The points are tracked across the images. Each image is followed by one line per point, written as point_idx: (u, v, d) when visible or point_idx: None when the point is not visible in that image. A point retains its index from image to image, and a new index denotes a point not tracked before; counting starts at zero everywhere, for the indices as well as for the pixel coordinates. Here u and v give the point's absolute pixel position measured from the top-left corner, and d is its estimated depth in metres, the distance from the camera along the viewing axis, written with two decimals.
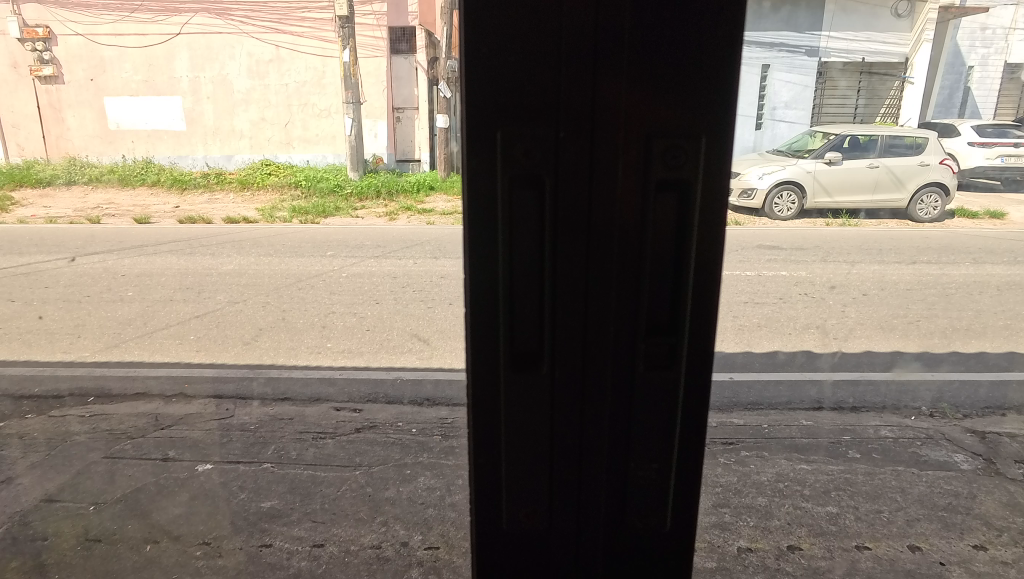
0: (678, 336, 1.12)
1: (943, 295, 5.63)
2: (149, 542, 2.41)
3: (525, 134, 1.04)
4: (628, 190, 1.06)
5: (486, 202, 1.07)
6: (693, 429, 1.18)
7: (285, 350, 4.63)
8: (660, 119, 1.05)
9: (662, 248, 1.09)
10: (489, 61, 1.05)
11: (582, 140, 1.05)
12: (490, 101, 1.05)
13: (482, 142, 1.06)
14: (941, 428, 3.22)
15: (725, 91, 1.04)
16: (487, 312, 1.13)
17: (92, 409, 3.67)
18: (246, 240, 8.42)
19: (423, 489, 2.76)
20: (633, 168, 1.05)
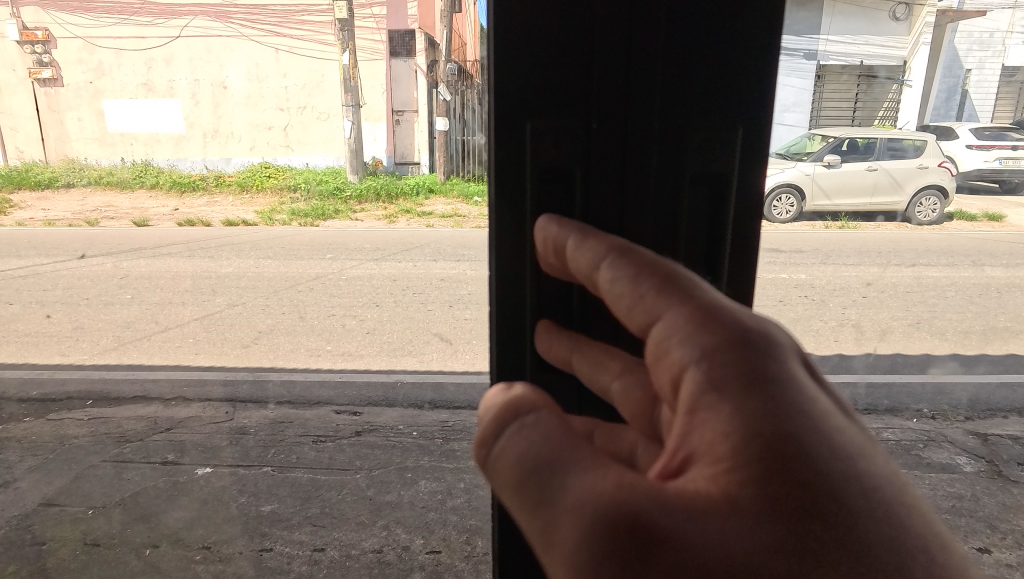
0: None
1: (943, 297, 5.67)
2: (148, 546, 2.39)
3: (555, 125, 0.93)
4: (660, 186, 0.96)
5: (509, 201, 0.97)
6: None
7: (286, 352, 4.63)
8: (699, 109, 0.95)
9: (695, 242, 1.01)
10: (516, 45, 0.92)
11: (614, 133, 0.93)
12: (515, 91, 0.93)
13: (509, 134, 0.94)
14: (944, 430, 3.42)
15: (763, 82, 0.94)
16: (512, 309, 1.03)
17: (91, 412, 3.66)
18: (246, 243, 8.41)
19: (424, 493, 2.74)
20: (667, 163, 0.96)
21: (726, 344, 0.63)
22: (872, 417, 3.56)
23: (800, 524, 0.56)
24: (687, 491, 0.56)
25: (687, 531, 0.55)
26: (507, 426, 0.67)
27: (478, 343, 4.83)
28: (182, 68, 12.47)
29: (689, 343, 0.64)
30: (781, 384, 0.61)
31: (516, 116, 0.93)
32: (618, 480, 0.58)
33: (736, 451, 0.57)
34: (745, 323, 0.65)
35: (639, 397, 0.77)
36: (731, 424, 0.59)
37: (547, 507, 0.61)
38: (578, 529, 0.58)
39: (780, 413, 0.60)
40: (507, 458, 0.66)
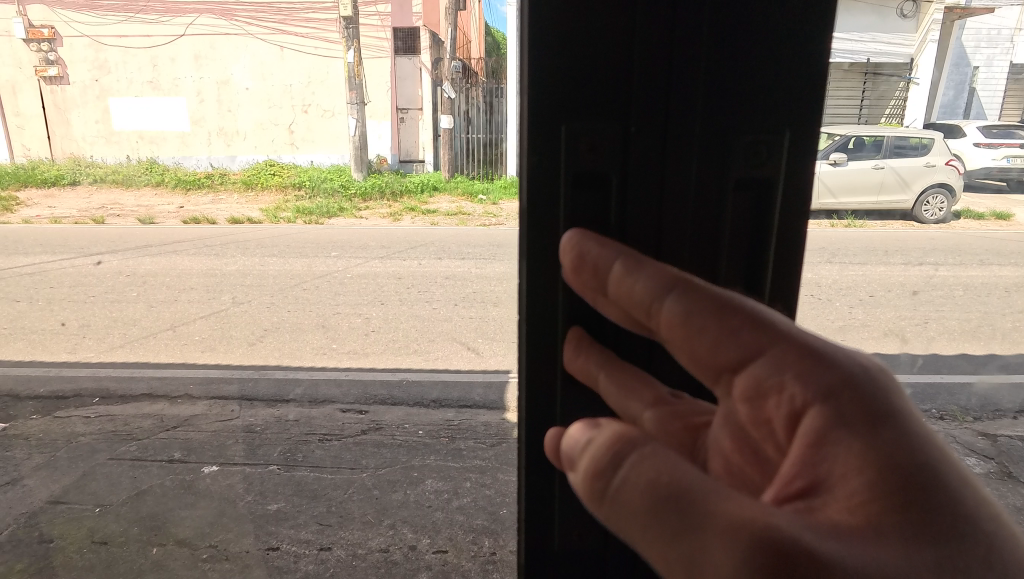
0: None
1: (951, 296, 5.64)
2: (156, 543, 2.40)
3: (593, 130, 0.90)
4: (703, 189, 0.95)
5: (541, 207, 0.94)
6: None
7: (292, 350, 4.63)
8: (745, 112, 0.93)
9: (737, 246, 0.99)
10: (553, 46, 0.89)
11: (653, 140, 0.92)
12: (552, 95, 0.90)
13: (543, 137, 0.91)
14: (953, 431, 3.41)
15: (813, 79, 0.93)
16: (541, 318, 0.99)
17: (98, 409, 3.67)
18: (251, 241, 8.43)
19: (430, 492, 2.74)
20: (712, 169, 0.95)
21: (846, 377, 0.61)
22: None
23: (948, 550, 0.55)
24: (836, 524, 0.54)
25: (847, 561, 0.52)
26: (626, 457, 0.64)
27: (483, 342, 4.83)
28: (187, 66, 12.51)
29: (809, 376, 0.61)
30: (900, 415, 0.61)
31: (550, 121, 0.90)
32: (759, 508, 0.55)
33: (874, 484, 0.56)
34: (854, 358, 0.64)
35: (677, 429, 0.72)
36: (867, 454, 0.58)
37: (685, 542, 0.57)
38: (729, 561, 0.54)
39: (909, 442, 0.59)
40: (631, 489, 0.61)
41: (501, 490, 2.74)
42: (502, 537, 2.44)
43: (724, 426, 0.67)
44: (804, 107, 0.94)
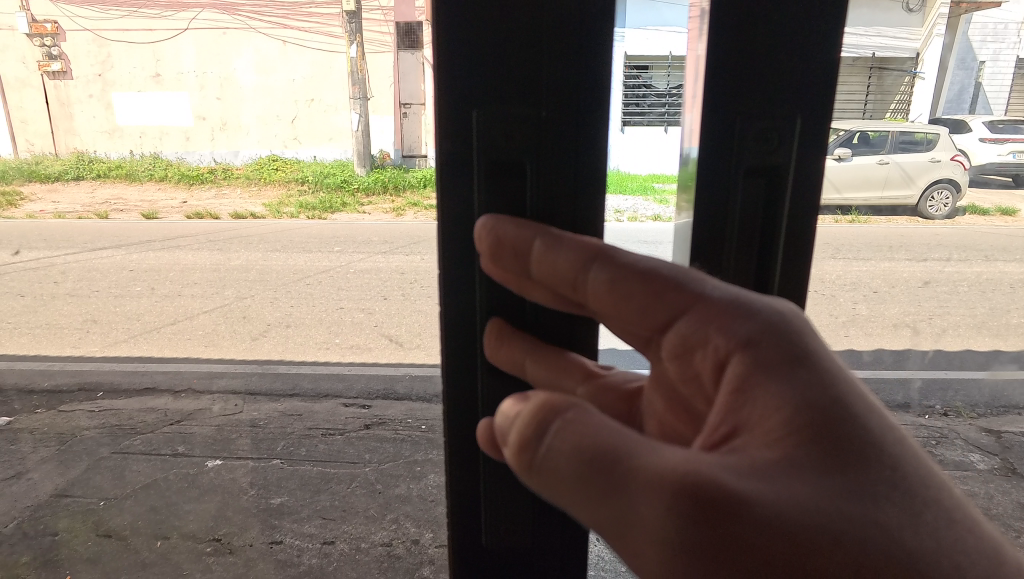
0: None
1: (955, 292, 5.62)
2: (160, 537, 2.41)
3: (503, 114, 0.90)
4: (715, 177, 1.03)
5: (456, 197, 0.94)
6: None
7: (295, 345, 4.63)
8: (754, 103, 0.98)
9: (750, 232, 1.07)
10: (462, 32, 0.90)
11: (565, 125, 0.91)
12: (459, 81, 0.90)
13: (455, 124, 0.91)
14: (956, 427, 3.40)
15: (820, 70, 0.97)
16: (463, 310, 1.00)
17: (101, 403, 3.68)
18: (254, 236, 8.42)
19: (433, 486, 2.74)
20: (722, 158, 1.01)
21: (764, 327, 0.64)
22: None
23: (862, 475, 0.59)
24: (756, 461, 0.58)
25: (764, 495, 0.56)
26: (549, 425, 0.62)
27: None
28: (189, 60, 12.52)
29: (726, 330, 0.64)
30: (817, 357, 0.64)
31: (463, 108, 0.90)
32: (685, 454, 0.57)
33: (793, 421, 0.60)
34: (772, 308, 0.66)
35: (616, 399, 0.80)
36: (786, 396, 0.61)
37: (615, 499, 0.58)
38: (656, 506, 0.56)
39: (824, 382, 0.63)
40: (559, 456, 0.61)
41: None
42: None
43: (657, 387, 0.74)
44: (816, 97, 0.99)
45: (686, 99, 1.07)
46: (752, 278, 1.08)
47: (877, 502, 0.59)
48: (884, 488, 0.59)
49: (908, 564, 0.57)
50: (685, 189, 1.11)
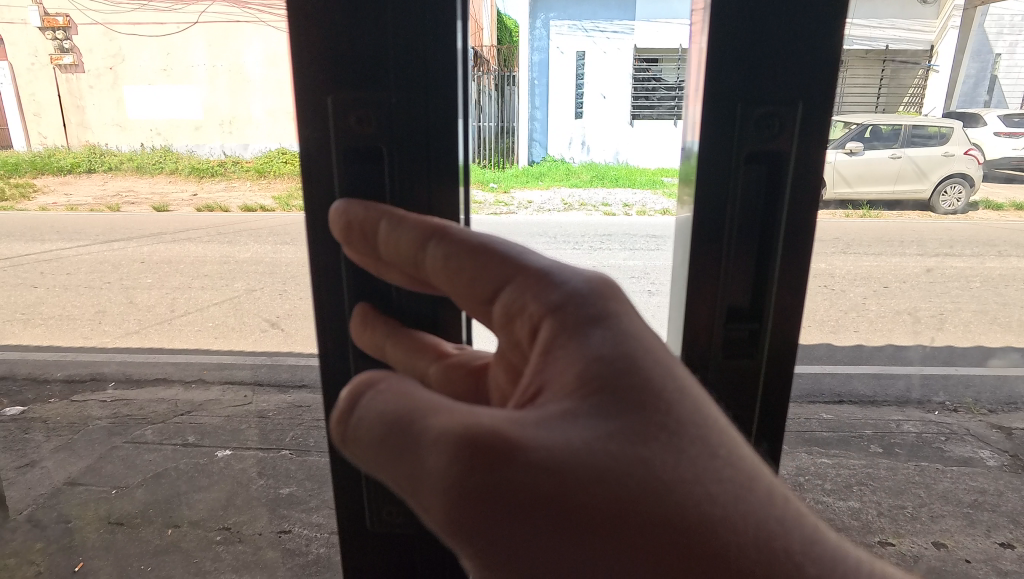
0: (760, 322, 1.10)
1: (967, 287, 5.57)
2: (170, 526, 2.44)
3: (357, 102, 0.95)
4: (716, 163, 1.02)
5: (320, 181, 1.00)
6: (774, 415, 1.15)
7: (304, 337, 4.67)
8: (755, 86, 0.98)
9: (747, 223, 1.06)
10: (312, 27, 0.94)
11: (416, 109, 0.96)
12: (313, 71, 0.95)
13: (314, 112, 0.97)
14: (966, 423, 3.38)
15: (825, 54, 0.97)
16: (333, 288, 1.06)
17: (114, 393, 3.73)
18: (263, 228, 8.47)
19: None
20: (722, 142, 1.01)
21: (571, 291, 0.65)
22: (889, 407, 3.60)
23: (659, 430, 0.59)
24: (545, 417, 0.58)
25: (546, 445, 0.56)
26: (362, 393, 0.64)
27: None
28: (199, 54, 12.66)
29: (538, 296, 0.65)
30: (628, 318, 0.64)
31: (316, 94, 0.96)
32: (474, 411, 0.59)
33: (592, 378, 0.60)
34: (590, 273, 0.67)
35: (464, 377, 0.77)
36: (588, 354, 0.61)
37: (409, 459, 0.59)
38: (440, 461, 0.57)
39: (630, 339, 0.63)
40: (367, 422, 0.62)
41: None
42: None
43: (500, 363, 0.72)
44: (821, 85, 0.98)
45: (688, 86, 1.08)
46: (751, 273, 1.07)
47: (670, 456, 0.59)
48: (672, 438, 0.59)
49: (684, 511, 0.57)
50: (687, 177, 1.10)
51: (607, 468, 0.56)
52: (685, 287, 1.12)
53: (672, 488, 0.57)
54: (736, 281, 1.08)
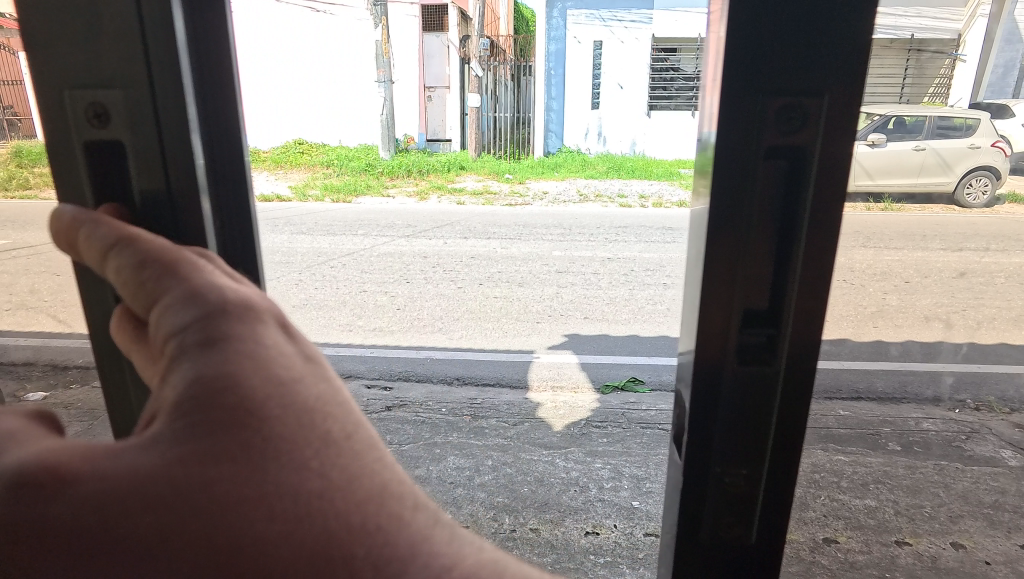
0: (778, 326, 1.06)
1: (991, 284, 5.48)
2: None
3: (101, 96, 0.90)
4: (737, 158, 0.98)
5: (68, 181, 0.94)
6: (789, 422, 1.12)
7: (319, 326, 4.70)
8: (778, 76, 0.94)
9: (766, 224, 1.01)
10: (42, 19, 0.88)
11: (152, 107, 0.92)
12: (43, 66, 0.89)
13: (54, 107, 0.91)
14: (987, 422, 3.36)
15: (856, 42, 0.93)
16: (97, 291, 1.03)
17: None
18: (280, 218, 8.55)
19: (452, 468, 2.78)
20: (744, 135, 0.97)
21: (214, 309, 0.67)
22: (907, 405, 3.72)
23: (226, 462, 0.58)
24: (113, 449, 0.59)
25: (92, 474, 0.57)
26: None
27: (507, 322, 4.85)
28: None
29: (178, 311, 0.66)
30: (239, 341, 0.65)
31: (51, 91, 0.90)
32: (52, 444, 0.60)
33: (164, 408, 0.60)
34: (225, 296, 0.69)
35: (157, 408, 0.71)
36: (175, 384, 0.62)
37: None
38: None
39: (232, 362, 0.63)
40: None
41: (524, 469, 2.78)
42: (523, 515, 2.47)
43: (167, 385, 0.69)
44: (849, 77, 0.95)
45: (707, 73, 1.03)
46: (770, 275, 1.04)
47: (230, 485, 0.58)
48: (240, 458, 0.59)
49: (233, 541, 0.57)
50: (703, 170, 1.05)
51: (170, 474, 0.57)
52: (697, 286, 1.08)
53: (221, 516, 0.57)
54: (753, 281, 1.04)
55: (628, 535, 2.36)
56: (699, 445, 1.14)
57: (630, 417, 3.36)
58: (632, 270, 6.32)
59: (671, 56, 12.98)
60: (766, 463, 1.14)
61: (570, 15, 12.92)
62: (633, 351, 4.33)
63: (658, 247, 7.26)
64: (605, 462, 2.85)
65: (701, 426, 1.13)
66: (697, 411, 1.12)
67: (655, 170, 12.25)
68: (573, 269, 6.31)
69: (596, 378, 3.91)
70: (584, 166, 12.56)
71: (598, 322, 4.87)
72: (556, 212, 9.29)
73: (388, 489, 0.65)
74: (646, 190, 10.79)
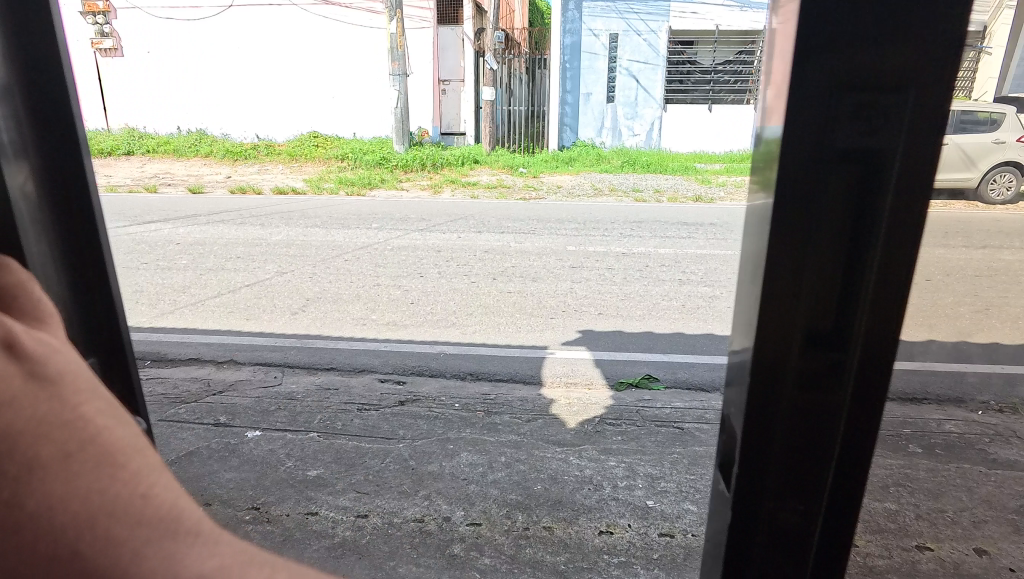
0: (843, 350, 0.95)
1: None
2: (203, 503, 2.49)
3: None
4: (804, 163, 0.85)
5: None
6: (850, 452, 1.01)
7: (333, 320, 4.71)
8: (853, 67, 0.81)
9: (835, 237, 0.89)
10: None
11: None
12: None
13: None
14: (1011, 424, 3.30)
15: (950, 26, 0.80)
16: None
17: (149, 372, 3.82)
18: (294, 211, 8.58)
19: (465, 465, 2.77)
20: (814, 137, 0.84)
21: None
22: (930, 406, 3.59)
23: None
24: None
25: None
26: None
27: (521, 317, 4.82)
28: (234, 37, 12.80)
29: None
30: None
31: None
32: None
33: None
34: None
35: None
36: None
37: None
38: None
39: None
40: None
41: (537, 466, 2.77)
42: (536, 513, 2.46)
43: None
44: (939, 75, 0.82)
45: (767, 62, 0.88)
46: (837, 295, 0.92)
47: None
48: None
49: None
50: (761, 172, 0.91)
51: None
52: (751, 302, 0.95)
53: None
54: (815, 298, 0.92)
55: (643, 535, 2.34)
56: (749, 476, 1.02)
57: (644, 415, 3.32)
58: (647, 266, 6.27)
59: (688, 49, 13.15)
60: (824, 498, 1.03)
61: (585, 8, 12.84)
62: (648, 348, 4.29)
63: (673, 242, 7.19)
64: (619, 460, 2.83)
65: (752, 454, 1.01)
66: (748, 439, 1.00)
67: (670, 164, 12.16)
68: (587, 264, 6.27)
69: (610, 374, 3.87)
70: (599, 160, 12.47)
71: (612, 318, 4.83)
72: (569, 206, 9.25)
73: (109, 510, 0.63)
74: (661, 184, 10.71)
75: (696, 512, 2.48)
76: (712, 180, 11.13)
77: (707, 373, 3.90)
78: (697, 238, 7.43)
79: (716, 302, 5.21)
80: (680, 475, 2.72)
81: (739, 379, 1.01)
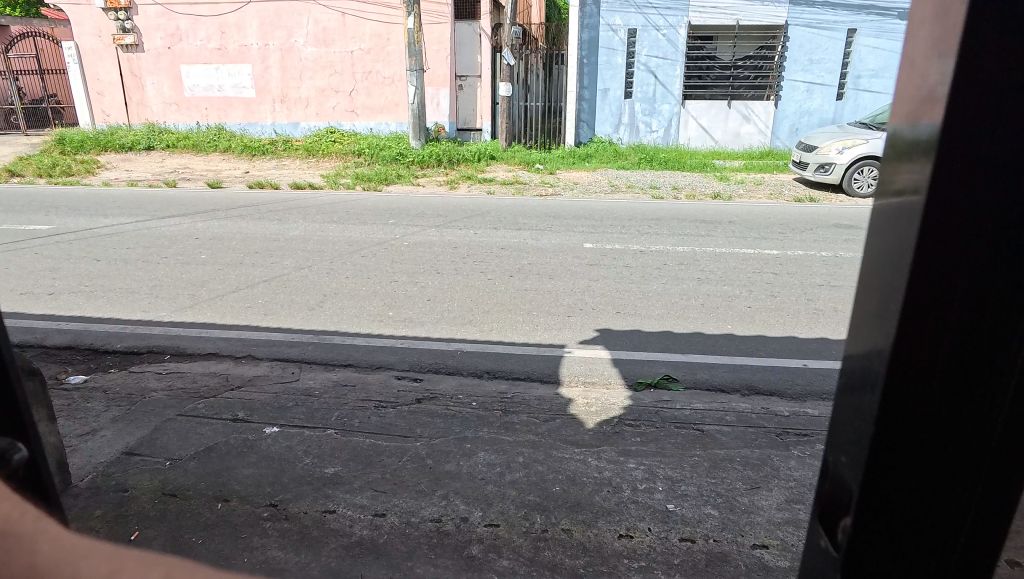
0: (1002, 407, 0.75)
1: None
2: (221, 499, 2.49)
3: None
4: (965, 161, 0.68)
5: None
6: (1000, 536, 0.81)
7: (350, 316, 4.71)
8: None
9: (1000, 260, 0.70)
10: None
11: None
12: None
13: None
14: None
15: None
16: None
17: (169, 366, 3.84)
18: (312, 207, 8.62)
19: (483, 464, 2.75)
20: (983, 130, 0.67)
21: None
22: None
23: None
24: None
25: None
26: None
27: (538, 315, 4.78)
28: (253, 33, 12.89)
29: None
30: None
31: None
32: None
33: None
34: None
35: None
36: None
37: None
38: None
39: None
40: None
41: (555, 467, 2.73)
42: (554, 514, 2.43)
43: None
44: None
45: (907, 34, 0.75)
46: (1000, 336, 0.72)
47: None
48: None
49: None
50: (896, 157, 0.76)
51: None
52: (876, 315, 0.78)
53: None
54: (967, 318, 0.73)
55: (663, 540, 2.30)
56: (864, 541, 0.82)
57: (663, 416, 3.28)
58: (665, 264, 6.20)
59: (705, 44, 12.98)
60: None
61: (603, 3, 12.62)
62: (667, 347, 4.24)
63: (692, 241, 7.11)
64: (639, 462, 2.78)
65: (874, 501, 0.81)
66: (868, 483, 0.81)
67: (689, 161, 12.02)
68: (604, 262, 6.22)
69: (628, 374, 3.82)
70: (616, 157, 12.37)
71: (630, 317, 4.77)
72: (586, 202, 9.18)
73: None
74: (679, 181, 10.60)
75: (718, 517, 2.43)
76: (731, 177, 10.99)
77: (727, 375, 3.84)
78: (716, 236, 7.34)
79: (736, 302, 5.14)
80: (701, 478, 2.68)
81: (854, 411, 0.84)
